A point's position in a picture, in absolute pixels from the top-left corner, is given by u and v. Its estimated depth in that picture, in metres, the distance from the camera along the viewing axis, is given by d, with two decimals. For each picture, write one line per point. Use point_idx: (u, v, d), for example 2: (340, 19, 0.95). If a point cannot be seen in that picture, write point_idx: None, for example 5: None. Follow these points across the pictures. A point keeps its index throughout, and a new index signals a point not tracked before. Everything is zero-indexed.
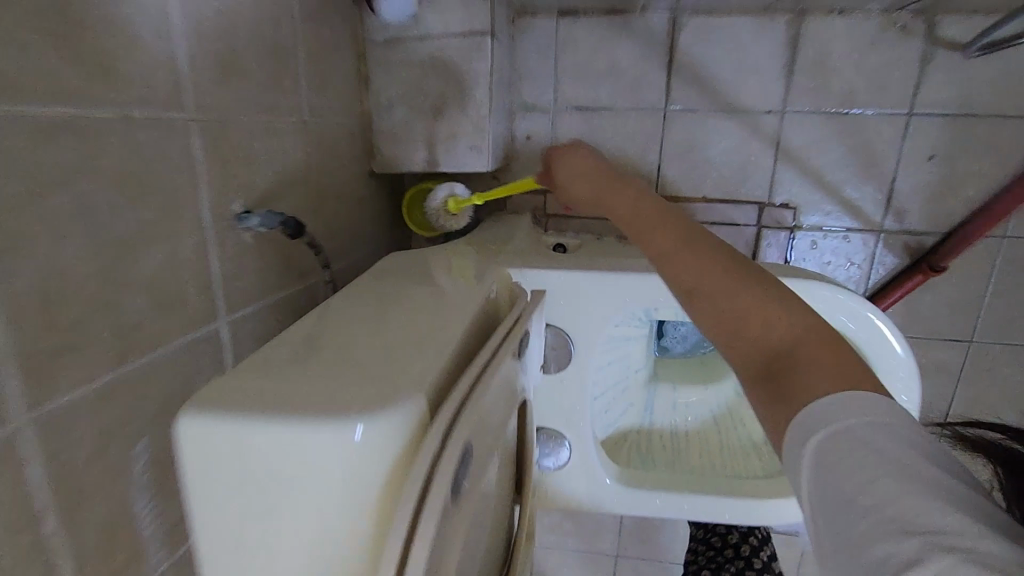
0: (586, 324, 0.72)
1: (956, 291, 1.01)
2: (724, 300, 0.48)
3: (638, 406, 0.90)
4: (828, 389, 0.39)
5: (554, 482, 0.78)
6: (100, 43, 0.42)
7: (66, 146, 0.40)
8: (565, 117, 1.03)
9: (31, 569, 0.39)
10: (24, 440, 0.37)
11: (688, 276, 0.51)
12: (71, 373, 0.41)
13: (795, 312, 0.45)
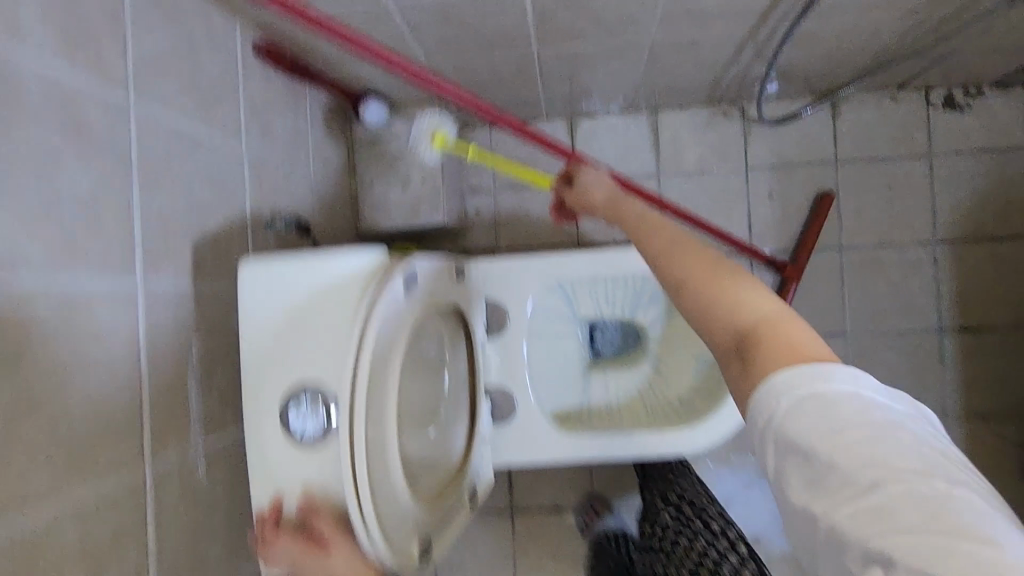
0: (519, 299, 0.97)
1: (817, 293, 1.29)
2: (701, 290, 0.52)
3: (577, 390, 1.10)
4: (767, 370, 0.44)
5: (504, 430, 0.96)
6: (201, 107, 0.75)
7: (180, 155, 0.70)
8: (505, 194, 1.37)
9: (128, 389, 0.60)
10: (139, 303, 0.62)
11: (678, 281, 0.55)
12: (170, 280, 0.67)
13: (759, 300, 0.49)
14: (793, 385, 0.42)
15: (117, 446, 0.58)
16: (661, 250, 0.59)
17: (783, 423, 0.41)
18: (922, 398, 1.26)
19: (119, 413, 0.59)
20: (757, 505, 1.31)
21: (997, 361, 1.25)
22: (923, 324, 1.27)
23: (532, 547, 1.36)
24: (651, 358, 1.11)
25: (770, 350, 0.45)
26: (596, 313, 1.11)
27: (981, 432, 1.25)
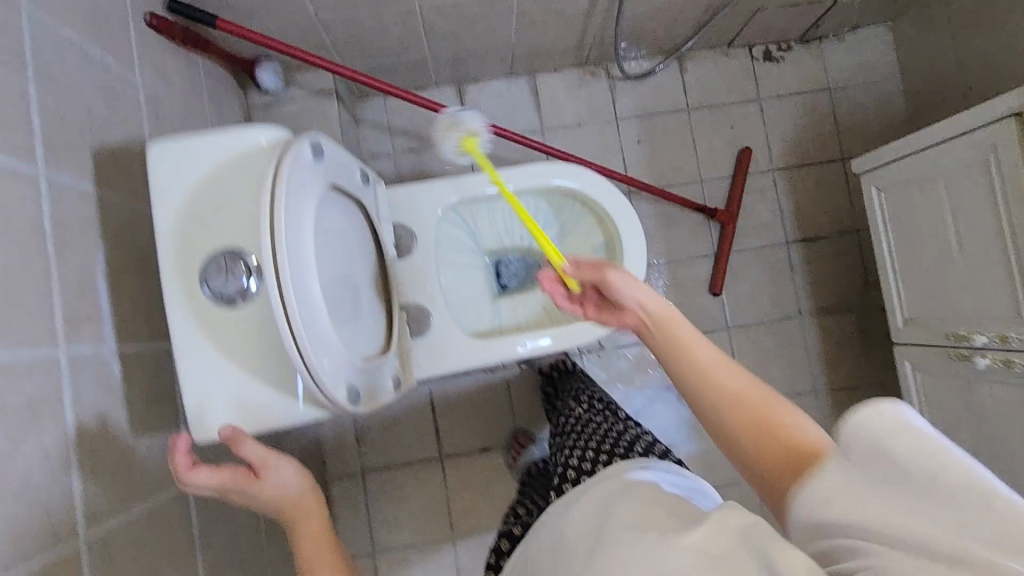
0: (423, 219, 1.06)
1: (689, 221, 1.48)
2: (766, 430, 0.53)
3: (490, 314, 1.19)
4: (798, 492, 0.46)
5: (421, 342, 1.02)
6: (94, 29, 0.77)
7: (74, 63, 0.72)
8: (402, 156, 1.45)
9: (38, 269, 0.60)
10: (44, 189, 0.63)
11: (700, 394, 0.57)
12: (73, 177, 0.68)
13: (804, 424, 0.52)
14: (881, 412, 0.39)
15: (30, 321, 0.58)
16: (693, 379, 0.58)
17: (829, 526, 0.41)
18: (781, 301, 1.48)
19: (28, 289, 0.59)
20: (662, 415, 1.45)
21: (833, 264, 1.50)
22: (774, 239, 1.50)
23: (463, 491, 1.40)
24: (553, 277, 1.22)
25: (780, 468, 0.50)
26: (499, 245, 1.22)
27: (830, 325, 1.48)
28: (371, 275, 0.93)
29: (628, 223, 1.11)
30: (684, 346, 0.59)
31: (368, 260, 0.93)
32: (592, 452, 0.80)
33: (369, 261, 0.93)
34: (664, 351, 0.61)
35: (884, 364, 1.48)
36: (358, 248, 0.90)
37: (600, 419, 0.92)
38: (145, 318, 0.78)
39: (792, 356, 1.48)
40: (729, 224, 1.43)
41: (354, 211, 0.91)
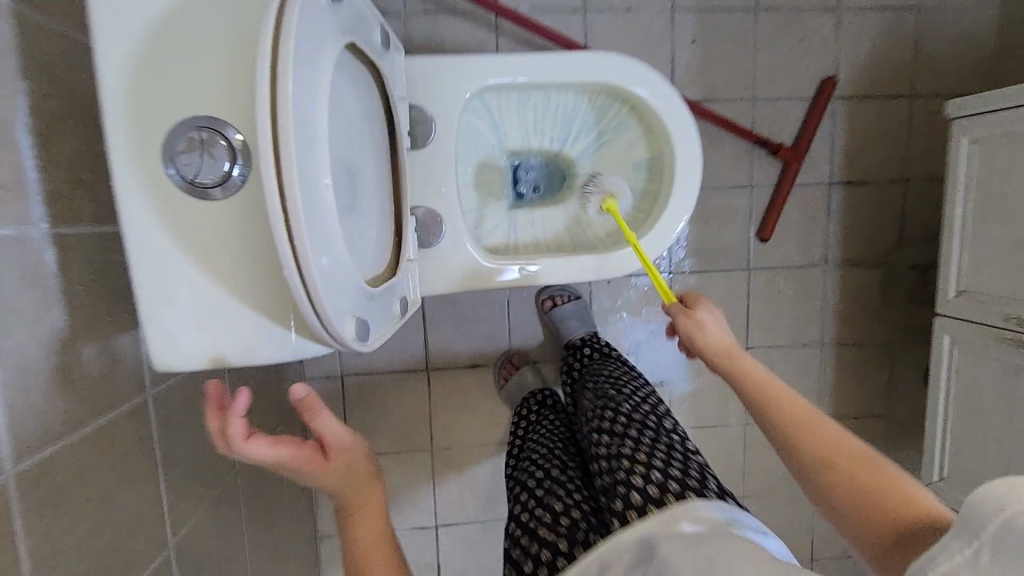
0: (441, 96, 0.86)
1: (731, 144, 1.31)
2: (851, 470, 0.64)
3: (504, 226, 1.03)
4: (924, 534, 0.56)
5: (430, 252, 0.88)
6: None
7: None
8: (411, 16, 1.19)
9: None
10: None
11: (826, 474, 0.65)
12: None
13: (888, 476, 0.62)
14: None
15: None
16: (802, 441, 0.68)
17: None
18: (810, 246, 1.37)
19: None
20: (663, 351, 1.37)
21: (872, 213, 1.38)
22: (818, 176, 1.35)
23: (448, 406, 1.34)
24: (581, 193, 1.05)
25: (853, 496, 0.62)
26: (524, 145, 1.03)
27: (851, 279, 1.40)
28: (382, 171, 0.76)
29: (688, 139, 0.93)
30: (779, 400, 0.73)
31: (380, 151, 0.75)
32: (658, 480, 0.67)
33: (381, 153, 0.76)
34: (776, 413, 0.72)
35: (897, 326, 1.42)
36: (370, 134, 0.72)
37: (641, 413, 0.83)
38: (84, 189, 0.60)
39: (807, 307, 1.40)
40: (794, 163, 1.29)
41: (365, 86, 0.72)
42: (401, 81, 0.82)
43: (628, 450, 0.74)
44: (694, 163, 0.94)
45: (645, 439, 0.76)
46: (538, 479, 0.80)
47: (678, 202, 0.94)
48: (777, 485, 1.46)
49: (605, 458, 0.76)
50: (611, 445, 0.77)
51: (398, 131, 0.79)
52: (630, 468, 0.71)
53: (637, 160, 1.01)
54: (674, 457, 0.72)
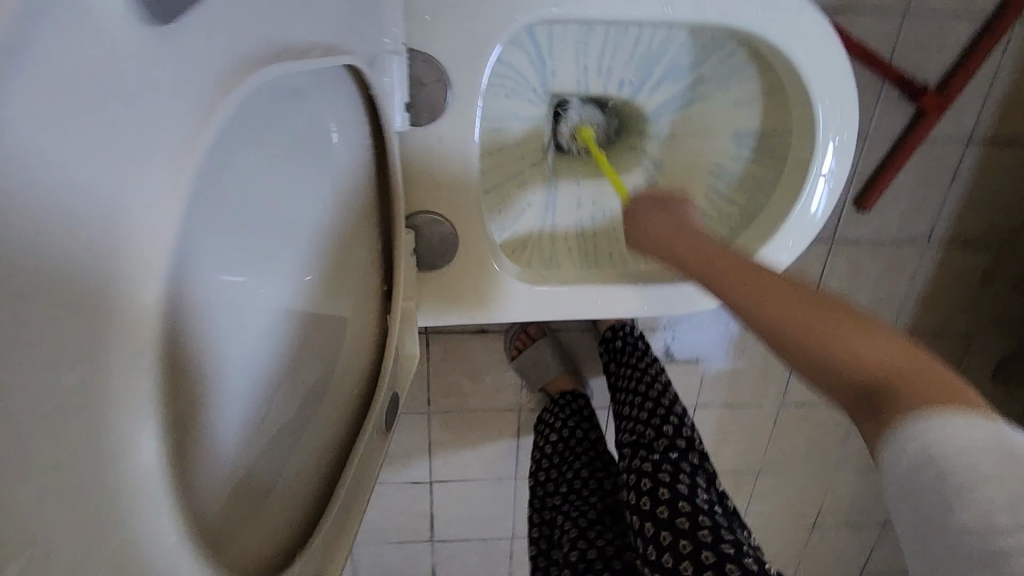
0: (455, 32, 0.55)
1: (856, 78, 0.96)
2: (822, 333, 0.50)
3: (539, 206, 0.74)
4: (924, 405, 0.44)
5: (435, 270, 0.62)
6: None
7: None
8: None
9: None
10: None
11: (796, 335, 0.52)
12: None
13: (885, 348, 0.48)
14: None
15: None
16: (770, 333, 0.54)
17: None
18: (914, 220, 1.09)
19: None
20: (706, 327, 1.16)
21: (1007, 182, 1.06)
22: (955, 132, 1.02)
23: (449, 370, 1.17)
24: (649, 165, 0.74)
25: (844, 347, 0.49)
26: (580, 89, 0.71)
27: (952, 263, 1.13)
28: (284, 247, 0.45)
29: (837, 111, 0.60)
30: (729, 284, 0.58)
31: (285, 216, 0.44)
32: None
33: (290, 212, 0.44)
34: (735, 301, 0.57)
35: (990, 315, 1.19)
36: (251, 202, 0.40)
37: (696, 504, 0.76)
38: None
39: (890, 288, 1.15)
40: (933, 116, 0.95)
41: (254, 119, 0.38)
42: (399, 25, 0.53)
43: (682, 566, 0.70)
44: (839, 153, 0.62)
45: (683, 527, 0.73)
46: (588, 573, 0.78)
47: (803, 212, 0.64)
48: (799, 462, 1.36)
49: (665, 555, 0.72)
50: (662, 551, 0.73)
51: (386, 106, 0.51)
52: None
53: (743, 131, 0.69)
54: (730, 557, 0.69)
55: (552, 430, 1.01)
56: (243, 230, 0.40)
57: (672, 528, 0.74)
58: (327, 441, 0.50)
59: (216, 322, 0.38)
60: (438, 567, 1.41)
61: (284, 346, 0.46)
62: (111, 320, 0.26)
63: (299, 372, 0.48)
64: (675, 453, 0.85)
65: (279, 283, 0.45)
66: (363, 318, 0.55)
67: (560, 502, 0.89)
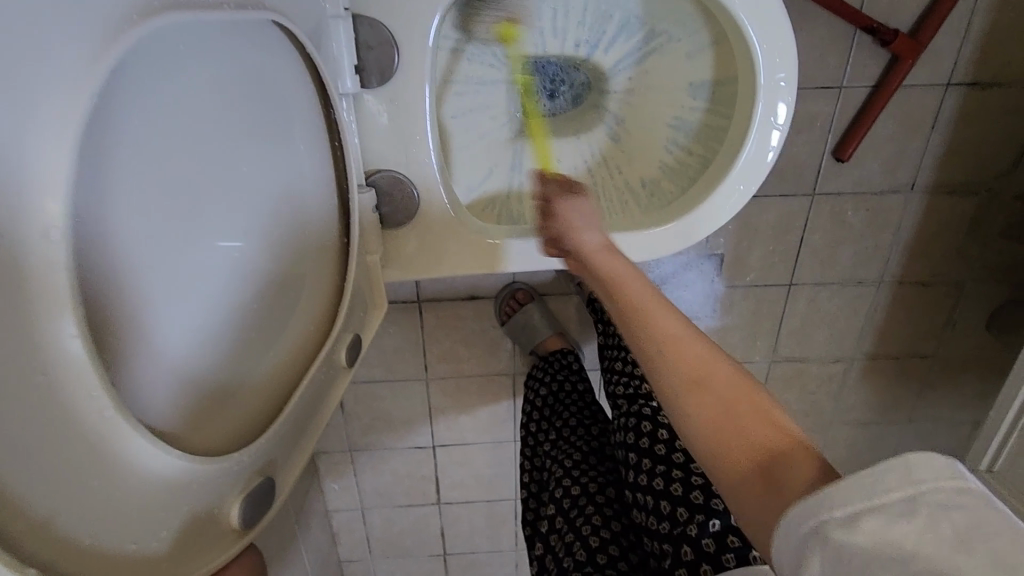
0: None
1: (829, 27, 0.97)
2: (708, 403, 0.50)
3: (505, 166, 0.77)
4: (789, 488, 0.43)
5: (397, 228, 0.66)
6: None
7: None
8: None
9: None
10: None
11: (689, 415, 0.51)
12: None
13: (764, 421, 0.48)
14: None
15: None
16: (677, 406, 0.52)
17: None
18: (896, 168, 1.09)
19: None
20: (692, 286, 1.19)
21: (992, 124, 1.05)
22: (931, 75, 1.01)
23: (443, 336, 1.21)
24: (611, 121, 0.77)
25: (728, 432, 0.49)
26: (537, 50, 0.74)
27: (938, 210, 1.13)
28: (224, 191, 0.50)
29: (775, 58, 0.62)
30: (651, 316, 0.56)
31: (219, 164, 0.50)
32: (716, 530, 0.62)
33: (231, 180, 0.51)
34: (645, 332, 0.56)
35: (981, 262, 1.18)
36: (177, 150, 0.45)
37: None
38: None
39: (876, 240, 1.16)
40: (907, 61, 0.95)
41: (161, 72, 0.42)
42: None
43: (672, 489, 0.68)
44: (784, 95, 0.64)
45: (676, 457, 0.71)
46: (575, 505, 0.79)
47: (750, 157, 0.66)
48: (794, 416, 1.38)
49: (655, 480, 0.70)
50: (652, 477, 0.71)
51: (330, 76, 0.56)
52: (686, 513, 0.65)
53: (697, 82, 0.71)
54: None
55: (543, 385, 1.05)
56: (176, 175, 0.46)
57: (665, 458, 0.71)
58: (280, 370, 0.56)
59: (159, 258, 0.45)
60: (447, 529, 1.47)
61: (254, 279, 0.54)
62: (30, 229, 0.32)
63: (258, 309, 0.54)
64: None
65: (231, 226, 0.51)
66: (323, 270, 0.60)
67: (551, 448, 0.93)
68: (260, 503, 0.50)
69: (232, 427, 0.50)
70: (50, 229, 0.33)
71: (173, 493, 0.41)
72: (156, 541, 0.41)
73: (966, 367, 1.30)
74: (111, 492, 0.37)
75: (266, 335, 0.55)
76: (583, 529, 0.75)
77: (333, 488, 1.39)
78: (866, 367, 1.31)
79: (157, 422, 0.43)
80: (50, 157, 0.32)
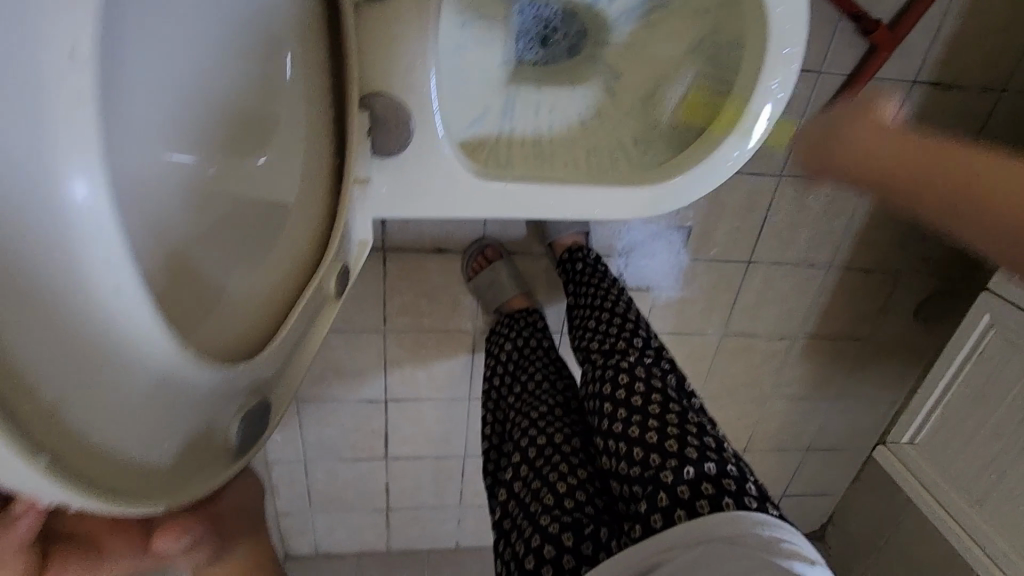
0: None
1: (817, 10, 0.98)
2: None
3: (496, 110, 0.74)
4: None
5: (388, 159, 0.62)
6: None
7: None
8: None
9: None
10: None
11: None
12: None
13: None
14: None
15: None
16: None
17: None
18: None
19: None
20: (658, 256, 1.21)
21: (947, 124, 1.12)
22: (901, 70, 1.06)
23: (405, 289, 1.18)
24: (608, 76, 0.76)
25: None
26: None
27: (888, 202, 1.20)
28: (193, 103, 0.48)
29: (788, 26, 0.63)
30: None
31: (188, 76, 0.47)
32: (690, 476, 0.64)
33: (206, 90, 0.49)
34: None
35: (918, 254, 1.27)
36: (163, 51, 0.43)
37: (658, 392, 0.77)
38: None
39: (830, 225, 1.22)
40: (882, 52, 0.98)
41: None
42: None
43: (647, 437, 0.70)
44: (791, 64, 0.64)
45: (653, 410, 0.73)
46: (543, 453, 0.79)
47: (749, 123, 0.66)
48: (735, 388, 1.45)
49: (630, 429, 0.72)
50: (627, 426, 0.73)
51: None
52: (659, 459, 0.67)
53: (700, 43, 0.71)
54: (694, 433, 0.70)
55: (508, 342, 1.04)
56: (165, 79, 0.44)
57: (642, 410, 0.74)
58: (266, 297, 0.54)
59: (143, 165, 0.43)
60: (392, 484, 1.46)
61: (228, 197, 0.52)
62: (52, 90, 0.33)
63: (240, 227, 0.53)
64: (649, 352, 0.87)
65: (184, 140, 0.48)
66: (310, 200, 0.59)
67: (514, 401, 0.93)
68: (254, 422, 0.51)
69: (222, 346, 0.48)
70: (73, 57, 0.33)
71: (173, 397, 0.42)
72: (162, 452, 0.42)
73: (892, 351, 1.40)
74: (111, 384, 0.38)
75: (240, 258, 0.52)
76: (552, 475, 0.75)
77: (276, 438, 1.34)
78: (806, 346, 1.39)
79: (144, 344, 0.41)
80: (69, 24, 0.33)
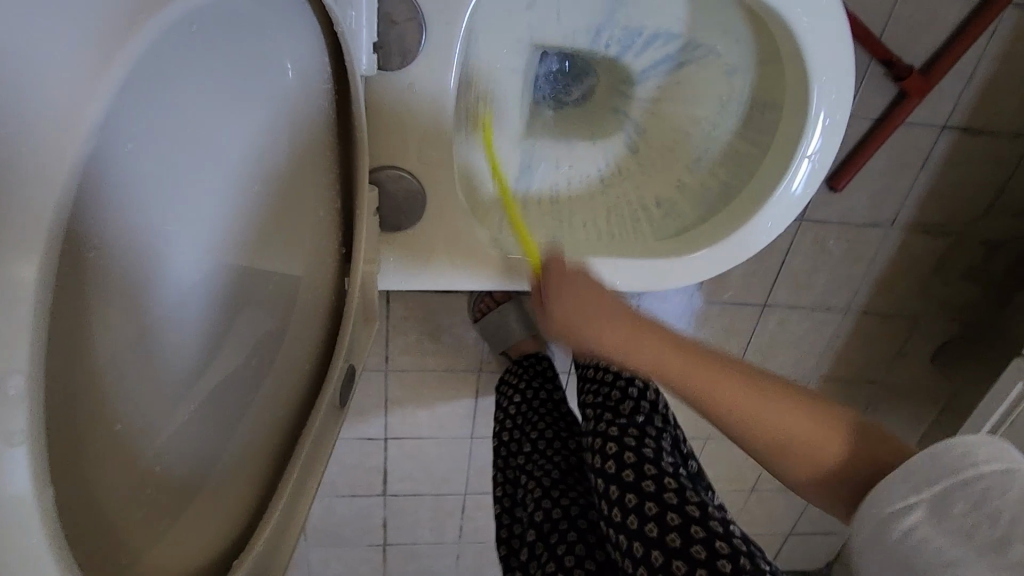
0: None
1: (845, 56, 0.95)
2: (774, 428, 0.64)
3: (513, 168, 0.70)
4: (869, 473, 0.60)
5: (401, 226, 0.59)
6: None
7: None
8: None
9: None
10: None
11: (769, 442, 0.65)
12: None
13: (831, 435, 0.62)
14: None
15: None
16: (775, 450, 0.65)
17: None
18: (881, 201, 1.10)
19: None
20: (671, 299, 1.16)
21: (974, 172, 1.08)
22: (929, 116, 1.02)
23: (409, 328, 1.13)
24: (630, 130, 0.73)
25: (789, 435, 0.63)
26: (566, 43, 0.68)
27: (910, 247, 1.15)
28: (192, 211, 0.39)
29: (831, 94, 0.61)
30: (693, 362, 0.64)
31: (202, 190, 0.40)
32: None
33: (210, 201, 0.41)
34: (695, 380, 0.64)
35: (940, 301, 1.22)
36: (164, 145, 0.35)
37: (657, 469, 0.74)
38: None
39: (851, 269, 1.17)
40: (914, 99, 0.94)
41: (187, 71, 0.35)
42: None
43: (647, 530, 0.68)
44: (830, 131, 0.62)
45: (651, 494, 0.71)
46: (554, 530, 0.79)
47: (786, 189, 0.64)
48: None
49: (629, 519, 0.71)
50: (627, 515, 0.71)
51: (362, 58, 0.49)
52: (662, 557, 0.65)
53: (731, 103, 0.69)
54: (697, 519, 0.66)
55: (517, 393, 1.00)
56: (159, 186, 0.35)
57: (640, 494, 0.72)
58: (281, 398, 0.49)
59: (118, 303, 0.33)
60: (390, 520, 1.41)
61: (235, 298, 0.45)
62: (32, 153, 0.24)
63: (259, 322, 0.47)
64: (644, 406, 0.85)
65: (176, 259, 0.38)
66: (318, 281, 0.53)
67: (525, 463, 0.90)
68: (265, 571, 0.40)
69: (236, 463, 0.44)
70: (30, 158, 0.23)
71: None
72: None
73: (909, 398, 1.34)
74: None
75: (245, 390, 0.45)
76: (566, 559, 0.75)
77: None
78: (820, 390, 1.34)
79: (111, 551, 0.32)
80: (72, 87, 0.25)
